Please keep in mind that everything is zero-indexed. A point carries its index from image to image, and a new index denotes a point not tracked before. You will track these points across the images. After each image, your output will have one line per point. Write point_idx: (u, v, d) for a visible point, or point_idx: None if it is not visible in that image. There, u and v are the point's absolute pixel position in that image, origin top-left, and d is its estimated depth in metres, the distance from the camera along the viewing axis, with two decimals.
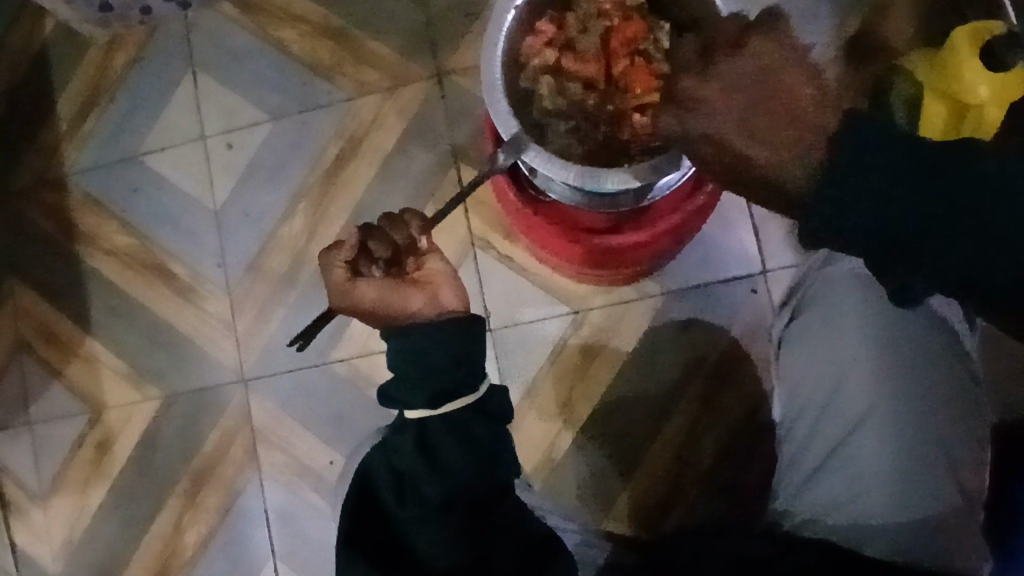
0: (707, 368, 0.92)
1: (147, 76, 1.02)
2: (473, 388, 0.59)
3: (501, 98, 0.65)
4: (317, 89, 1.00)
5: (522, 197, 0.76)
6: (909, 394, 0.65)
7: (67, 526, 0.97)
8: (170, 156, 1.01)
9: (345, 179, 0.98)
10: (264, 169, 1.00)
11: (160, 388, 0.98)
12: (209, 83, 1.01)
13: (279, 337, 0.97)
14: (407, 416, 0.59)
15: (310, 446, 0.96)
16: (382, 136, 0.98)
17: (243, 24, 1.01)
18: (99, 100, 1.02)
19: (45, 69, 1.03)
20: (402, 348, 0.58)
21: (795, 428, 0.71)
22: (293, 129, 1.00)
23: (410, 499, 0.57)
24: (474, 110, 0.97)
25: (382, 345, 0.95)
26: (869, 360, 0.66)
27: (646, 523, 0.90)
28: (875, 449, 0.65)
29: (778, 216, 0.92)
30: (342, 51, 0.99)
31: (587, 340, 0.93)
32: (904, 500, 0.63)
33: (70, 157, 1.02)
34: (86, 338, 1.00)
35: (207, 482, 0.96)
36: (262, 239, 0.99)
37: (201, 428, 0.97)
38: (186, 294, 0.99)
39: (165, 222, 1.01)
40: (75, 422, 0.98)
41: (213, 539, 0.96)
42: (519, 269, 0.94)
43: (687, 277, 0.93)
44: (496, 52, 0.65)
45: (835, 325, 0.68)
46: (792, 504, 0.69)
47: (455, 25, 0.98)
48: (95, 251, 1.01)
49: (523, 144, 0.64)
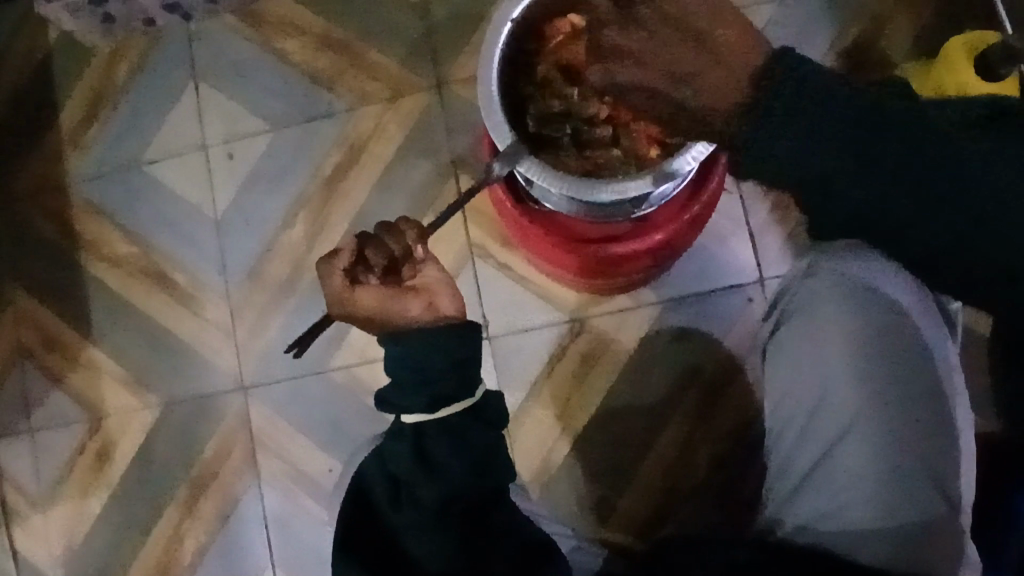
0: (704, 377, 0.92)
1: (148, 85, 1.03)
2: (469, 395, 0.60)
3: (496, 110, 0.66)
4: (319, 99, 1.01)
5: (519, 206, 0.76)
6: (889, 403, 0.66)
7: (66, 531, 0.98)
8: (172, 164, 1.02)
9: (345, 188, 0.99)
10: (265, 177, 1.00)
11: (159, 395, 0.99)
12: (211, 93, 1.02)
13: (279, 345, 0.98)
14: (405, 421, 0.59)
15: (308, 453, 0.96)
16: (382, 146, 0.99)
17: (246, 35, 1.02)
18: (102, 109, 1.03)
19: (49, 79, 1.04)
20: (400, 353, 0.58)
21: (782, 436, 0.71)
22: (294, 138, 1.01)
23: (405, 504, 0.58)
24: (473, 120, 0.98)
25: (380, 352, 0.96)
26: (849, 364, 0.67)
27: (642, 531, 0.90)
28: (861, 454, 0.65)
29: (774, 226, 0.93)
30: (342, 61, 1.00)
31: (584, 349, 0.93)
32: (889, 504, 0.64)
33: (72, 165, 1.03)
34: (86, 344, 1.00)
35: (204, 490, 0.97)
36: (261, 247, 0.99)
37: (199, 436, 0.98)
38: (186, 301, 1.00)
39: (166, 230, 1.01)
40: (75, 428, 0.99)
41: (210, 546, 0.96)
42: (517, 277, 0.94)
43: (683, 287, 0.93)
44: (493, 63, 0.66)
45: (815, 334, 0.69)
46: (782, 512, 0.69)
47: (455, 37, 0.99)
48: (96, 259, 1.02)
49: (519, 155, 0.65)
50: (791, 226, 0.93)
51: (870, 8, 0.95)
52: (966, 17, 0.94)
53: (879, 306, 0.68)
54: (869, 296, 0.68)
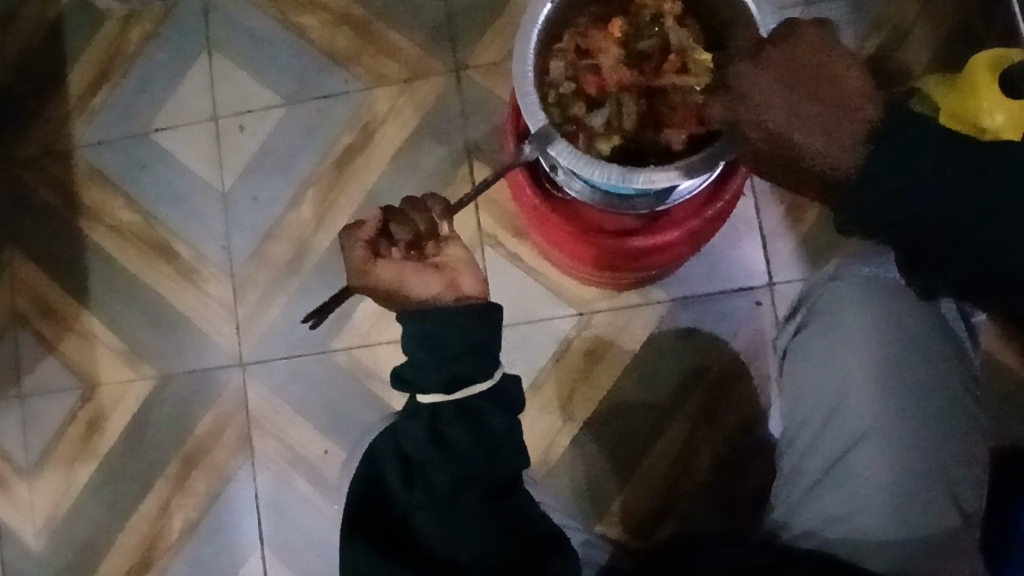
0: (708, 379, 0.92)
1: (161, 53, 1.02)
2: (487, 376, 0.59)
3: (529, 90, 0.64)
4: (333, 77, 0.99)
5: (541, 194, 0.75)
6: (911, 411, 0.65)
7: (52, 500, 0.96)
8: (180, 134, 1.00)
9: (356, 168, 0.98)
10: (274, 154, 0.99)
11: (155, 368, 0.97)
12: (224, 64, 1.01)
13: (282, 323, 0.96)
14: (421, 400, 0.59)
15: (304, 435, 0.94)
16: (395, 128, 0.98)
17: (265, 9, 1.01)
18: (112, 75, 1.02)
19: (59, 42, 1.02)
20: (419, 329, 0.58)
21: (797, 440, 0.71)
22: (306, 116, 0.99)
23: (418, 484, 0.57)
24: (490, 107, 0.97)
25: (383, 335, 0.95)
26: (869, 374, 0.66)
27: (639, 531, 0.90)
28: (878, 463, 0.65)
29: (788, 231, 0.93)
30: (360, 41, 0.99)
31: (591, 343, 0.93)
32: (903, 516, 0.63)
33: (78, 130, 1.01)
34: (83, 313, 0.98)
35: (197, 465, 0.95)
36: (268, 222, 0.98)
37: (194, 411, 0.96)
38: (187, 274, 0.98)
39: (171, 200, 1.00)
40: (67, 398, 0.97)
41: (200, 523, 0.94)
42: (527, 269, 0.94)
43: (692, 287, 0.93)
44: (529, 42, 0.65)
45: (841, 339, 0.68)
46: (791, 516, 0.69)
47: (476, 22, 0.98)
48: (98, 226, 1.00)
49: (550, 137, 0.63)
50: (804, 233, 0.93)
51: (891, 20, 0.95)
52: (987, 34, 0.94)
53: (909, 316, 0.68)
54: (889, 307, 0.68)
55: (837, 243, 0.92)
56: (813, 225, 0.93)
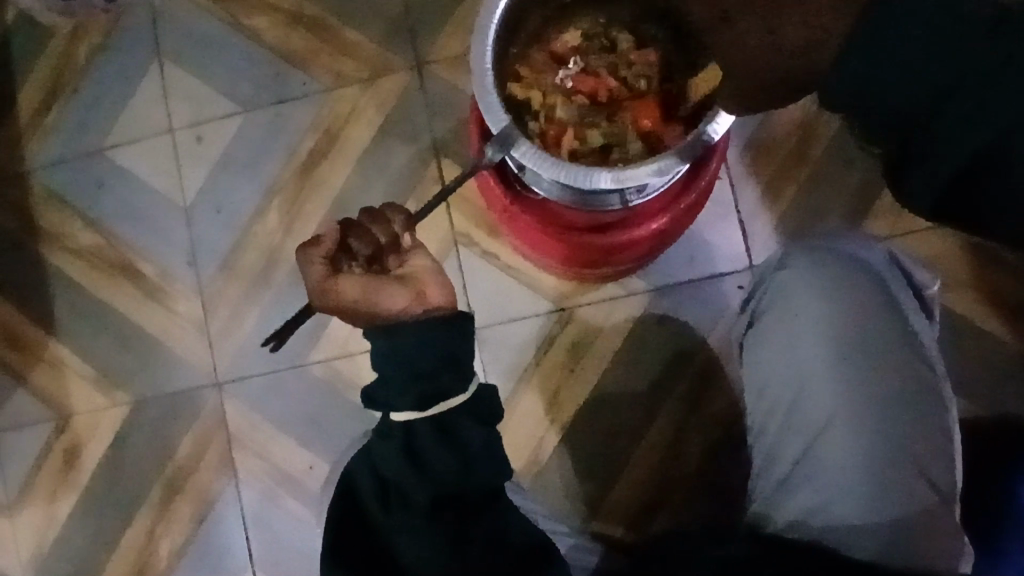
0: (694, 365, 0.90)
1: (111, 66, 0.98)
2: (462, 390, 0.57)
3: (490, 89, 0.62)
4: (291, 80, 0.96)
5: (510, 193, 0.72)
6: (873, 396, 0.63)
7: (35, 535, 0.93)
8: (137, 149, 0.97)
9: (322, 173, 0.95)
10: (237, 163, 0.96)
11: (129, 394, 0.94)
12: (176, 73, 0.97)
13: (255, 338, 0.93)
14: (394, 418, 0.56)
15: (287, 451, 0.92)
16: (359, 129, 0.95)
17: (215, 13, 0.97)
18: (62, 92, 0.98)
19: (5, 61, 0.98)
20: (387, 345, 0.55)
21: (765, 430, 0.68)
22: (266, 122, 0.96)
23: (395, 506, 0.55)
24: (455, 102, 0.93)
25: (361, 344, 0.92)
26: (826, 360, 0.64)
27: (634, 524, 0.88)
28: (845, 450, 0.63)
29: (765, 210, 0.90)
30: (318, 41, 0.96)
31: (574, 337, 0.91)
32: (876, 502, 0.62)
33: (31, 152, 0.98)
34: (50, 341, 0.95)
35: (180, 489, 0.93)
36: (234, 236, 0.95)
37: (174, 433, 0.93)
38: (154, 293, 0.95)
39: (132, 218, 0.96)
40: (41, 430, 0.94)
41: (189, 547, 0.92)
42: (504, 265, 0.91)
43: (673, 275, 0.90)
44: (486, 39, 0.62)
45: (794, 324, 0.66)
46: (770, 508, 0.66)
47: (436, 14, 0.94)
48: (60, 250, 0.96)
49: (513, 138, 0.61)
50: (781, 212, 0.90)
51: None
52: None
53: (862, 299, 0.65)
54: (840, 287, 0.66)
55: (815, 220, 0.90)
56: (790, 203, 0.90)
